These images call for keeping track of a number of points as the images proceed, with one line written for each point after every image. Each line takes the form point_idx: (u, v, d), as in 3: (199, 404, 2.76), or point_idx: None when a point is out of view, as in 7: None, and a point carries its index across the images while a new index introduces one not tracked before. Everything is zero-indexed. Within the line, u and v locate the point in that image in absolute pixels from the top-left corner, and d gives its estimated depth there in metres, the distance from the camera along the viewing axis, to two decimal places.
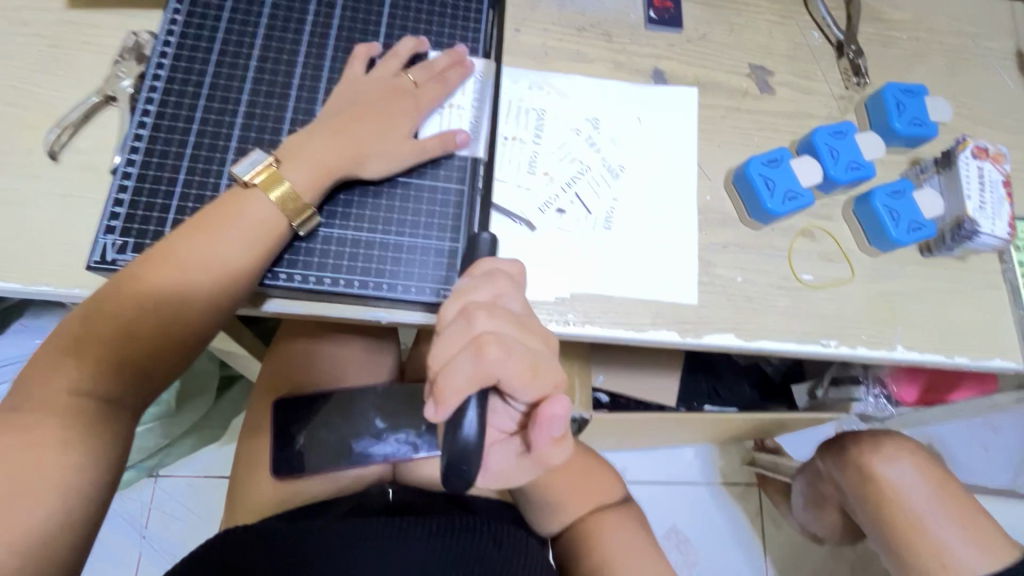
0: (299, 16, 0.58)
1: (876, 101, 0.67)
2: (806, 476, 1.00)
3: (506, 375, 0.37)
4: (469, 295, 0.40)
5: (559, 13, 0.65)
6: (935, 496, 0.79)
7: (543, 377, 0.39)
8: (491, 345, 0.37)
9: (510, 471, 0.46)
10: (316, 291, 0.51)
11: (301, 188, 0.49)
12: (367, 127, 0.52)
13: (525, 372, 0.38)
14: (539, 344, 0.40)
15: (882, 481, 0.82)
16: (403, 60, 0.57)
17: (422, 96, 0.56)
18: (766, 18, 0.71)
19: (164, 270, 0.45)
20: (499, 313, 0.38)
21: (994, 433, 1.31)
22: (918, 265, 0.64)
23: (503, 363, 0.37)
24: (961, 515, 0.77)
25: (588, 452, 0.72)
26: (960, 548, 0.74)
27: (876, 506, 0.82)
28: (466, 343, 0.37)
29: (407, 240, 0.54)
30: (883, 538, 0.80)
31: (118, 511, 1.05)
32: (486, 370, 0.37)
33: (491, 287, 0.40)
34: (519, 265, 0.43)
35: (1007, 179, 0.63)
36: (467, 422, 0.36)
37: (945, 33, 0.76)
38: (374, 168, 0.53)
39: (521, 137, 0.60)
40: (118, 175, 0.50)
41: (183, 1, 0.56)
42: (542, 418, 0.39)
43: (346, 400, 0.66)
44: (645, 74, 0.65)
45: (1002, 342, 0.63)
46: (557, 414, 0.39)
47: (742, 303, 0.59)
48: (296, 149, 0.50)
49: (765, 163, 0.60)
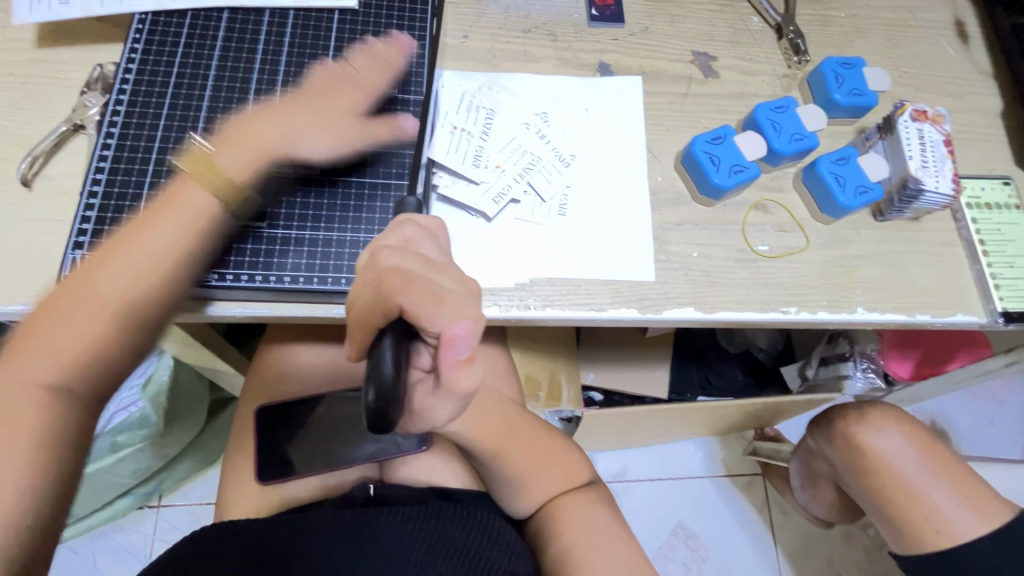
0: (251, 36, 0.61)
1: (817, 75, 0.69)
2: (800, 456, 1.00)
3: (411, 304, 0.36)
4: (380, 242, 0.40)
5: (504, 18, 0.69)
6: (926, 461, 0.78)
7: (453, 307, 0.37)
8: (395, 276, 0.36)
9: (435, 413, 0.40)
10: (279, 289, 0.54)
11: (234, 169, 0.50)
12: (303, 108, 0.54)
13: (432, 301, 0.36)
14: (457, 284, 0.38)
15: (871, 449, 0.81)
16: (350, 62, 0.58)
17: (362, 79, 0.57)
18: (706, 8, 0.74)
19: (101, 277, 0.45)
20: (406, 252, 0.39)
21: (996, 405, 1.30)
22: (872, 229, 0.66)
23: (407, 292, 0.36)
24: (953, 478, 0.76)
25: (560, 436, 0.72)
26: (955, 512, 0.73)
27: (865, 476, 0.81)
28: (373, 279, 0.37)
29: (363, 237, 0.56)
30: (878, 508, 0.80)
31: (121, 544, 1.06)
32: (389, 301, 0.35)
33: (400, 233, 0.41)
34: (438, 220, 0.44)
35: (948, 138, 0.65)
36: (384, 358, 0.34)
37: (883, 9, 0.79)
38: (300, 154, 0.54)
39: (469, 129, 0.62)
40: (85, 195, 0.53)
41: (142, 30, 0.60)
42: (444, 341, 0.35)
43: (332, 405, 0.70)
44: (592, 68, 0.68)
45: (963, 298, 0.64)
46: (460, 334, 0.35)
47: (700, 277, 0.61)
48: (226, 138, 0.52)
49: (709, 141, 0.62)
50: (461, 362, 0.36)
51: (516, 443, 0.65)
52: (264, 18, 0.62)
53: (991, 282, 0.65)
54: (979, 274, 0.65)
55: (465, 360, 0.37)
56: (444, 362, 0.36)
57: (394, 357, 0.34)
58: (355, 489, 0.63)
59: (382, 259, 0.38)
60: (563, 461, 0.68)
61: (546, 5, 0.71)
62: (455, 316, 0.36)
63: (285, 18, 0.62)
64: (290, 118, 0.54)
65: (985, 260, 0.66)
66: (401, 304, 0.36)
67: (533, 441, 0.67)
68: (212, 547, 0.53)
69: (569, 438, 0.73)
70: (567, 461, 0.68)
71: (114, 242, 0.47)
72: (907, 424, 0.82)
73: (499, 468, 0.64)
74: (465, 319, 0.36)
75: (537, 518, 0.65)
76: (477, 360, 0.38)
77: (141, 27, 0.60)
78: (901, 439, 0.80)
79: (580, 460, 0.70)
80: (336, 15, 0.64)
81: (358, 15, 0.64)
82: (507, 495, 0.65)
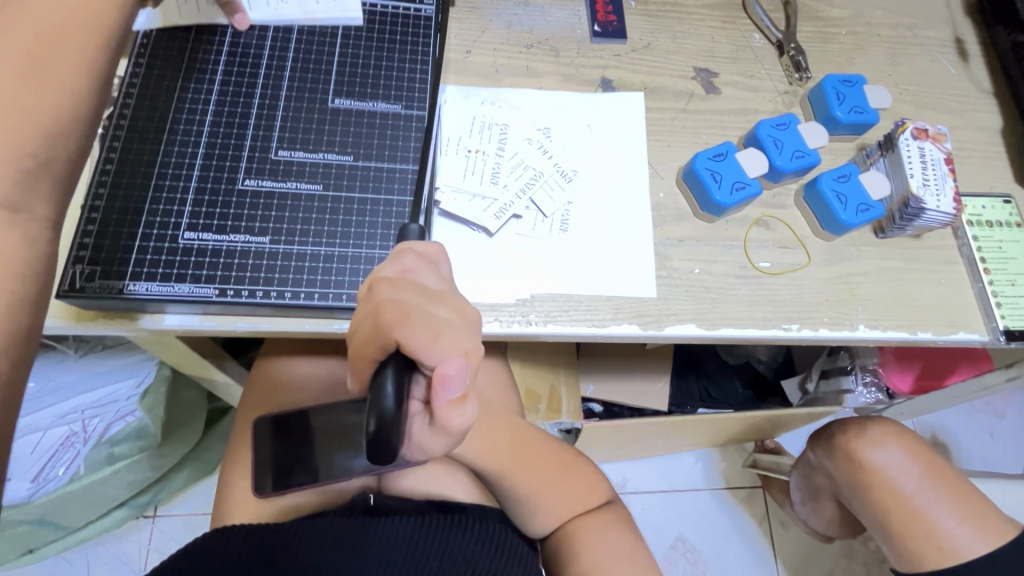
0: (256, 52, 0.61)
1: (818, 93, 0.69)
2: (800, 471, 1.00)
3: (408, 336, 0.35)
4: (378, 272, 0.40)
5: (507, 33, 0.69)
6: (928, 477, 0.77)
7: (450, 341, 0.37)
8: (392, 308, 0.36)
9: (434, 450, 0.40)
10: (280, 305, 0.53)
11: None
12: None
13: (428, 333, 0.36)
14: (451, 314, 0.39)
15: (874, 465, 0.81)
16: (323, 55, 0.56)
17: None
18: (709, 25, 0.74)
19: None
20: (404, 283, 0.38)
21: (997, 418, 1.29)
22: (874, 246, 0.66)
23: (404, 324, 0.35)
24: (956, 496, 0.76)
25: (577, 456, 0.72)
26: (956, 529, 0.73)
27: (866, 491, 0.81)
28: (372, 310, 0.37)
29: (364, 252, 0.55)
30: (878, 524, 0.80)
31: (115, 554, 1.05)
32: (387, 332, 0.35)
33: (398, 263, 0.40)
34: (438, 246, 0.44)
35: (949, 156, 0.65)
36: (382, 390, 0.33)
37: (883, 26, 0.79)
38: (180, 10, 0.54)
39: (484, 150, 0.62)
40: (86, 208, 0.53)
41: (146, 44, 0.60)
42: (437, 379, 0.35)
43: (328, 417, 0.67)
44: (594, 84, 0.69)
45: (964, 315, 0.64)
46: (453, 373, 0.36)
47: (702, 293, 0.61)
48: None
49: (711, 157, 0.63)
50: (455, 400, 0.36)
51: (524, 464, 0.65)
52: (268, 33, 0.62)
53: (992, 300, 0.65)
54: (981, 292, 0.65)
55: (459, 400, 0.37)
56: (440, 402, 0.36)
57: (394, 389, 0.33)
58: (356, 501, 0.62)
59: (381, 291, 0.38)
60: (575, 480, 0.68)
61: (549, 20, 0.71)
62: (448, 354, 0.36)
63: (289, 33, 0.63)
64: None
65: (986, 277, 0.66)
66: (398, 336, 0.35)
67: (540, 461, 0.67)
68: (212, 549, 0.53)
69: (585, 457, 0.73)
70: (580, 480, 0.68)
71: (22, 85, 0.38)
72: (909, 439, 0.82)
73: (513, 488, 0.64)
74: (457, 357, 0.36)
75: (556, 537, 0.66)
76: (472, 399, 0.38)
77: (146, 41, 0.60)
78: (903, 455, 0.80)
79: (596, 480, 0.70)
80: (340, 30, 0.64)
81: (362, 31, 0.65)
82: (522, 513, 0.65)
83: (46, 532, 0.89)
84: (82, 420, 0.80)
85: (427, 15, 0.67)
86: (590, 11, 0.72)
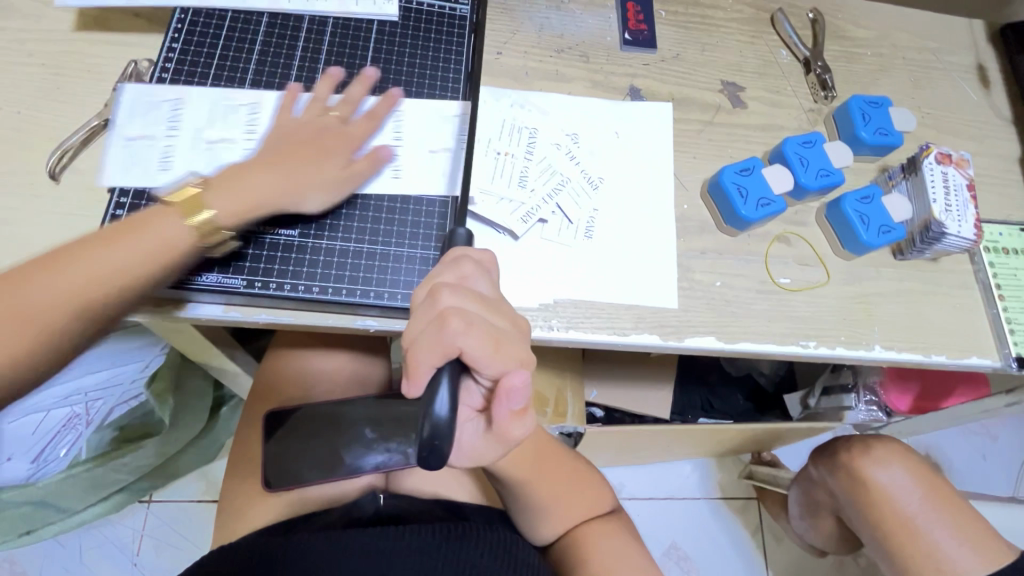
0: (290, 42, 0.61)
1: (843, 112, 0.70)
2: (799, 485, 1.00)
3: (469, 348, 0.38)
4: (437, 278, 0.41)
5: (538, 37, 0.69)
6: (929, 497, 0.78)
7: (508, 352, 0.39)
8: (454, 318, 0.38)
9: (481, 452, 0.44)
10: (306, 299, 0.53)
11: (224, 215, 0.50)
12: (296, 163, 0.53)
13: (488, 345, 0.38)
14: (506, 323, 0.41)
15: (876, 483, 0.81)
16: (325, 100, 0.57)
17: (351, 132, 0.56)
18: (737, 38, 0.75)
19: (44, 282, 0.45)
20: (464, 292, 0.40)
21: (991, 440, 1.31)
22: (892, 267, 0.66)
23: (466, 336, 0.38)
24: (955, 518, 0.76)
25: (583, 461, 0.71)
26: (954, 550, 0.74)
27: (866, 506, 0.82)
28: (433, 317, 0.39)
29: (392, 250, 0.56)
30: (878, 539, 0.80)
31: (110, 538, 1.04)
32: (449, 342, 0.37)
33: (456, 270, 0.42)
34: (490, 254, 0.45)
35: (971, 182, 0.66)
36: (440, 400, 0.36)
37: (908, 49, 0.80)
38: (312, 202, 0.53)
39: (512, 152, 0.63)
40: (116, 193, 0.53)
41: (180, 28, 0.59)
42: (503, 391, 0.38)
43: (337, 411, 0.67)
44: (622, 92, 0.69)
45: (977, 340, 0.65)
46: (516, 387, 0.38)
47: (722, 306, 0.61)
48: (224, 181, 0.51)
49: (739, 172, 0.63)
50: (513, 412, 0.40)
51: (541, 471, 0.65)
52: (303, 24, 0.62)
53: (1006, 327, 0.65)
54: (994, 318, 0.66)
55: (518, 412, 0.40)
56: (500, 412, 0.40)
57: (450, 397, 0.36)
58: (365, 501, 0.65)
59: (441, 298, 0.39)
60: (585, 491, 0.68)
61: (580, 26, 0.71)
62: (512, 370, 0.39)
63: (323, 26, 0.62)
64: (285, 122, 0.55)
65: (1001, 304, 0.66)
66: (459, 347, 0.37)
67: (553, 463, 0.67)
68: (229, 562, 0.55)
69: (590, 463, 0.73)
70: (589, 489, 0.68)
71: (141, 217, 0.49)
72: (911, 459, 0.82)
73: (527, 496, 0.64)
74: (522, 371, 0.39)
75: (559, 542, 0.65)
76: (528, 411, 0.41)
77: (180, 26, 0.60)
78: (907, 474, 0.80)
79: (603, 488, 0.70)
80: (375, 26, 0.64)
81: (396, 26, 0.65)
82: (528, 514, 0.65)
83: (45, 514, 0.88)
84: (87, 403, 0.76)
85: (461, 15, 0.67)
86: (621, 19, 0.72)
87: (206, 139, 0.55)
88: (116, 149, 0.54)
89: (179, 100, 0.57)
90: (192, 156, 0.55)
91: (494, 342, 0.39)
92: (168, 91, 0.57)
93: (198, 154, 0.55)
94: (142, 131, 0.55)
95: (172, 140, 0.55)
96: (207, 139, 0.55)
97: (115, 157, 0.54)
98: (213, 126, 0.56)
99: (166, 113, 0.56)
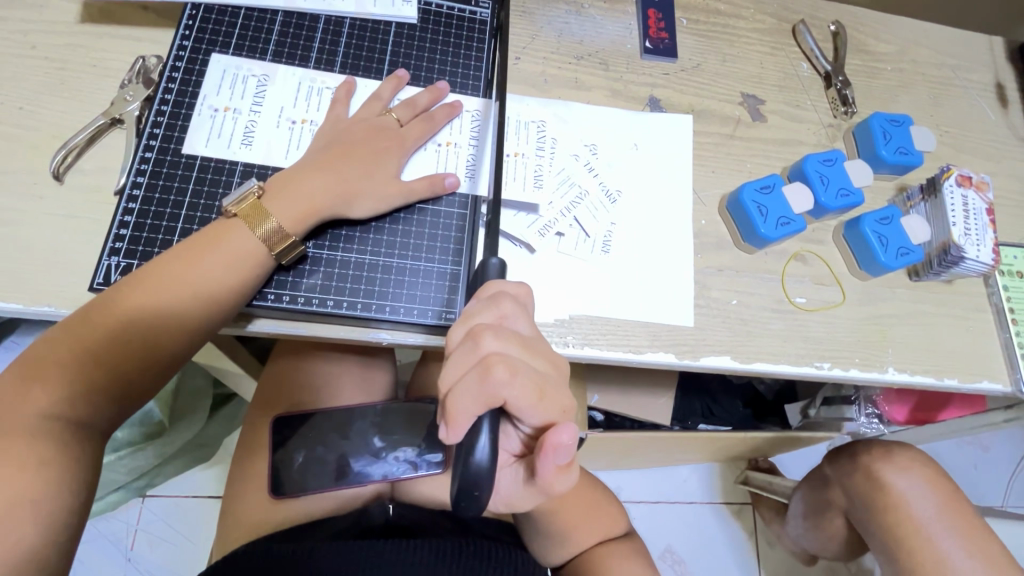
0: (306, 43, 0.59)
1: (864, 130, 0.69)
2: (807, 489, 0.97)
3: (513, 398, 0.37)
4: (475, 316, 0.40)
5: (558, 42, 0.67)
6: (944, 509, 0.74)
7: (551, 400, 0.39)
8: (498, 366, 0.37)
9: (516, 496, 0.45)
10: (319, 312, 0.52)
11: (285, 222, 0.50)
12: (357, 167, 0.53)
13: (532, 395, 0.38)
14: (547, 366, 0.40)
15: (891, 490, 0.78)
16: (386, 102, 0.58)
17: (407, 135, 0.56)
18: (759, 50, 0.73)
19: (131, 302, 0.45)
20: (505, 334, 0.39)
21: (985, 451, 1.32)
22: (907, 289, 0.66)
23: (511, 386, 0.37)
24: (971, 532, 0.72)
25: (595, 483, 0.72)
26: (964, 562, 0.69)
27: (875, 510, 0.78)
28: (475, 363, 0.38)
29: (409, 263, 0.55)
30: (885, 546, 0.76)
31: (104, 533, 1.03)
32: (493, 392, 0.37)
33: (496, 309, 0.40)
34: (525, 287, 0.43)
35: (989, 207, 0.66)
36: (480, 447, 0.35)
37: (928, 65, 0.79)
38: (362, 207, 0.53)
39: (522, 152, 0.61)
40: (124, 198, 0.51)
41: (191, 26, 0.57)
42: (549, 446, 0.38)
43: (343, 418, 0.66)
44: (642, 102, 0.67)
45: (989, 364, 0.65)
46: (563, 442, 0.39)
47: (737, 325, 0.61)
48: (282, 186, 0.51)
49: (759, 189, 0.62)
50: (558, 464, 0.40)
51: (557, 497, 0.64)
52: (318, 23, 0.60)
53: (1017, 352, 0.65)
54: (1006, 342, 0.66)
55: (561, 465, 0.40)
56: (545, 465, 0.40)
57: (491, 445, 0.36)
58: (375, 512, 0.64)
59: (483, 342, 0.38)
60: (601, 516, 0.67)
61: (599, 32, 0.69)
62: (559, 423, 0.39)
63: (340, 26, 0.61)
64: (343, 129, 0.55)
65: (1014, 328, 0.66)
66: (503, 397, 0.37)
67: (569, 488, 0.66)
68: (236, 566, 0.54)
69: (600, 483, 0.73)
70: (605, 514, 0.68)
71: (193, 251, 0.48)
72: (929, 469, 0.79)
73: (542, 522, 0.64)
74: (569, 425, 0.39)
75: (570, 563, 0.65)
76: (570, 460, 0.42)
77: (191, 23, 0.57)
78: (922, 484, 0.77)
79: (617, 512, 0.70)
80: (392, 27, 0.62)
81: (415, 29, 0.63)
82: (542, 537, 0.65)
83: None
84: None
85: (481, 19, 0.65)
86: (642, 26, 0.70)
87: (288, 118, 0.56)
88: (203, 118, 0.55)
89: (266, 76, 0.57)
90: (275, 136, 0.55)
91: (537, 389, 0.39)
92: (257, 65, 0.57)
93: (279, 134, 0.55)
94: (227, 103, 0.55)
95: (255, 115, 0.56)
96: (289, 120, 0.56)
97: (200, 126, 0.54)
98: (297, 107, 0.57)
99: (251, 87, 0.56)
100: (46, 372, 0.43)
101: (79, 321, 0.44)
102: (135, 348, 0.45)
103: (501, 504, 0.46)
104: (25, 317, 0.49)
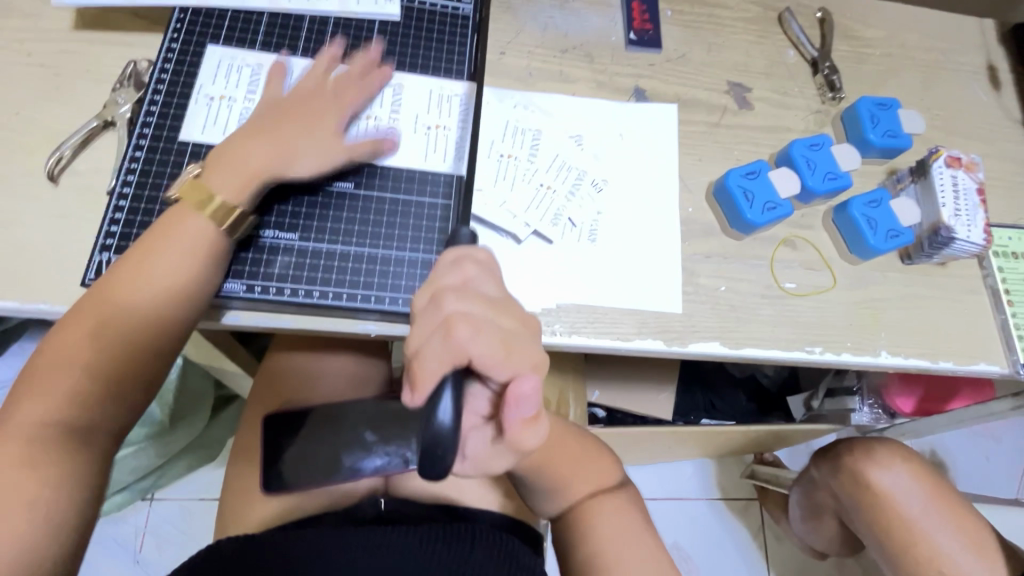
0: (290, 43, 0.61)
1: (852, 114, 0.69)
2: (802, 486, 0.94)
3: (478, 354, 0.38)
4: (438, 280, 0.41)
5: (542, 36, 0.68)
6: (932, 501, 0.72)
7: (517, 358, 0.40)
8: (461, 323, 0.38)
9: (485, 458, 0.43)
10: (305, 304, 0.53)
11: None
12: (366, 149, 0.54)
13: (498, 349, 0.39)
14: (515, 325, 0.41)
15: (876, 490, 0.74)
16: (390, 85, 0.60)
17: None
18: (744, 38, 0.73)
19: (148, 287, 0.48)
20: (469, 296, 0.40)
21: (996, 442, 1.29)
22: (899, 272, 0.65)
23: (475, 342, 0.38)
24: (960, 520, 0.70)
25: (591, 440, 0.69)
26: (959, 555, 0.68)
27: (866, 511, 0.75)
28: (437, 324, 0.39)
29: (394, 253, 0.55)
30: (876, 542, 0.74)
31: (111, 535, 1.04)
32: (458, 350, 0.38)
33: (459, 271, 0.42)
34: (489, 251, 0.44)
35: (980, 186, 0.66)
36: (443, 408, 0.36)
37: (917, 49, 0.78)
38: None
39: (516, 154, 0.62)
40: (114, 196, 0.52)
41: (180, 30, 0.59)
42: (511, 396, 0.39)
43: (338, 414, 0.67)
44: (627, 92, 0.68)
45: (985, 346, 0.64)
46: (527, 392, 0.39)
47: (726, 311, 0.60)
48: (297, 171, 0.52)
49: (744, 175, 0.62)
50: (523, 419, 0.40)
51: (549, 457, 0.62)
52: (304, 23, 0.62)
53: (1014, 333, 0.65)
54: (1001, 324, 0.65)
55: (529, 419, 0.40)
56: (509, 419, 0.40)
57: (453, 406, 0.36)
58: (366, 505, 0.64)
59: (447, 303, 0.39)
60: (596, 467, 0.66)
61: (584, 25, 0.70)
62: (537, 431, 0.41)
63: (325, 25, 0.62)
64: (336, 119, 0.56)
65: (1009, 309, 0.65)
66: (468, 353, 0.38)
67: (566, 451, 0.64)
68: (239, 553, 0.53)
69: (595, 440, 0.70)
70: (598, 466, 0.66)
71: (193, 243, 0.49)
72: (913, 462, 0.76)
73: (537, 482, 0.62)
74: (531, 376, 0.39)
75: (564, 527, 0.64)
76: (539, 417, 0.41)
77: (180, 25, 0.59)
78: (908, 476, 0.74)
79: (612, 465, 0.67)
80: (377, 25, 0.63)
81: (398, 26, 0.64)
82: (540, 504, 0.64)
83: None
84: None
85: (464, 14, 0.66)
86: (626, 18, 0.71)
87: None
88: (198, 106, 0.56)
89: (259, 66, 0.59)
90: None
91: (504, 345, 0.40)
92: (251, 56, 0.59)
93: None
94: (222, 92, 0.57)
95: (248, 102, 0.57)
96: None
97: (195, 115, 0.56)
98: (285, 90, 0.58)
99: (245, 76, 0.58)
100: (75, 359, 0.46)
101: (98, 307, 0.47)
102: (148, 337, 0.48)
103: (473, 471, 0.44)
104: (21, 314, 0.51)
